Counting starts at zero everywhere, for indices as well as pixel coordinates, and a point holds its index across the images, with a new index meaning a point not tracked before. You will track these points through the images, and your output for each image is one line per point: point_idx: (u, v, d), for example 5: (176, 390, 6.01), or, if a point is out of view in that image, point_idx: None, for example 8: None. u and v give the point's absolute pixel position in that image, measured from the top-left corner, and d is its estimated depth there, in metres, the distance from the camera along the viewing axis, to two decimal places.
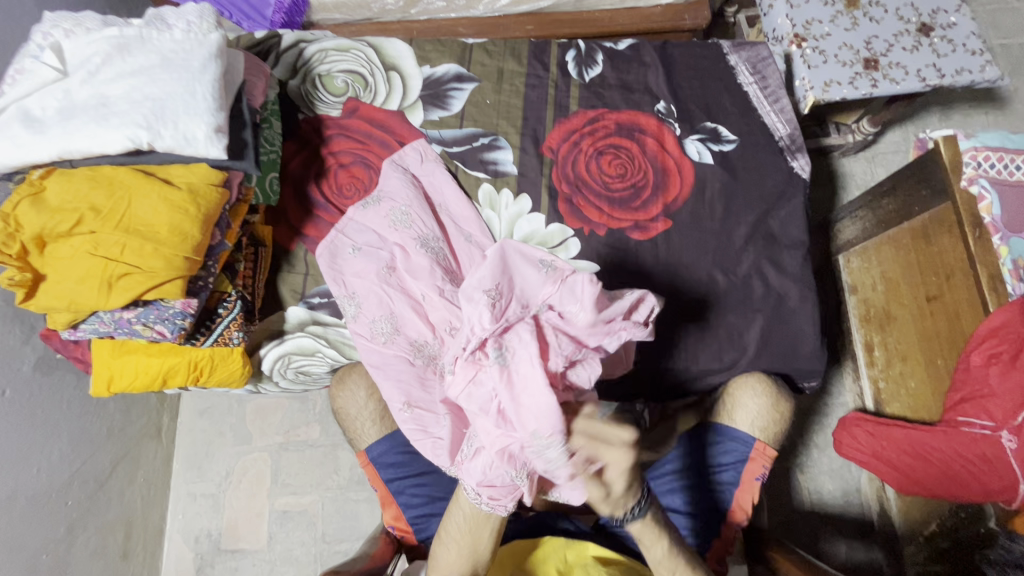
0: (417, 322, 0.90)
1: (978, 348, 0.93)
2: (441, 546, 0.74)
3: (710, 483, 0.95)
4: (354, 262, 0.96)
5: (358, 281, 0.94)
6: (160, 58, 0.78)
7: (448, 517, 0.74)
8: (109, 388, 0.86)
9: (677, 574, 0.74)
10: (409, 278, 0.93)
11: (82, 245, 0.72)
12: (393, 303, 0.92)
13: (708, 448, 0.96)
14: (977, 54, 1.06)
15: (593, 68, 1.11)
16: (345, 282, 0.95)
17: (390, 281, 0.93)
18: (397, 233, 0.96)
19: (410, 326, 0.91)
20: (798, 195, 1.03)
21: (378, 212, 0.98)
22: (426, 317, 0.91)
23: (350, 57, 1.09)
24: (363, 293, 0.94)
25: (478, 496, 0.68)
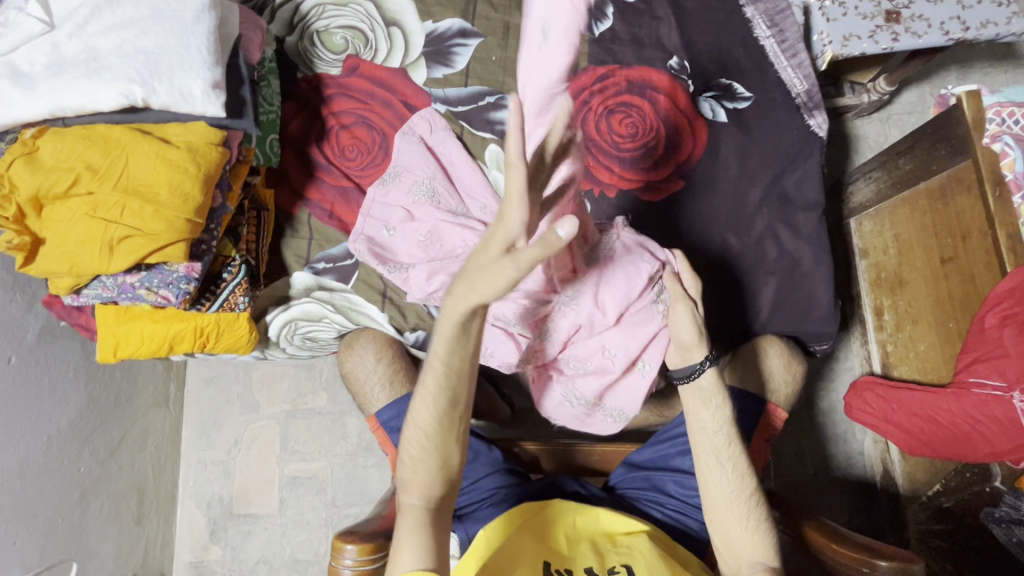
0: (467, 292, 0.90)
1: (994, 309, 0.93)
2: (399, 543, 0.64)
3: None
4: (394, 241, 0.93)
5: (407, 252, 0.92)
6: (150, 8, 0.74)
7: (404, 439, 0.67)
8: (115, 354, 0.85)
9: (720, 446, 0.78)
10: (449, 245, 0.90)
11: (80, 207, 0.69)
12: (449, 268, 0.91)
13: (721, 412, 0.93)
14: (1003, 6, 1.01)
15: (603, 22, 1.06)
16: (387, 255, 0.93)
17: (432, 249, 0.90)
18: (423, 206, 0.92)
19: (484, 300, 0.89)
20: (814, 154, 1.00)
21: (399, 187, 0.94)
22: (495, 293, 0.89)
23: (349, 12, 1.04)
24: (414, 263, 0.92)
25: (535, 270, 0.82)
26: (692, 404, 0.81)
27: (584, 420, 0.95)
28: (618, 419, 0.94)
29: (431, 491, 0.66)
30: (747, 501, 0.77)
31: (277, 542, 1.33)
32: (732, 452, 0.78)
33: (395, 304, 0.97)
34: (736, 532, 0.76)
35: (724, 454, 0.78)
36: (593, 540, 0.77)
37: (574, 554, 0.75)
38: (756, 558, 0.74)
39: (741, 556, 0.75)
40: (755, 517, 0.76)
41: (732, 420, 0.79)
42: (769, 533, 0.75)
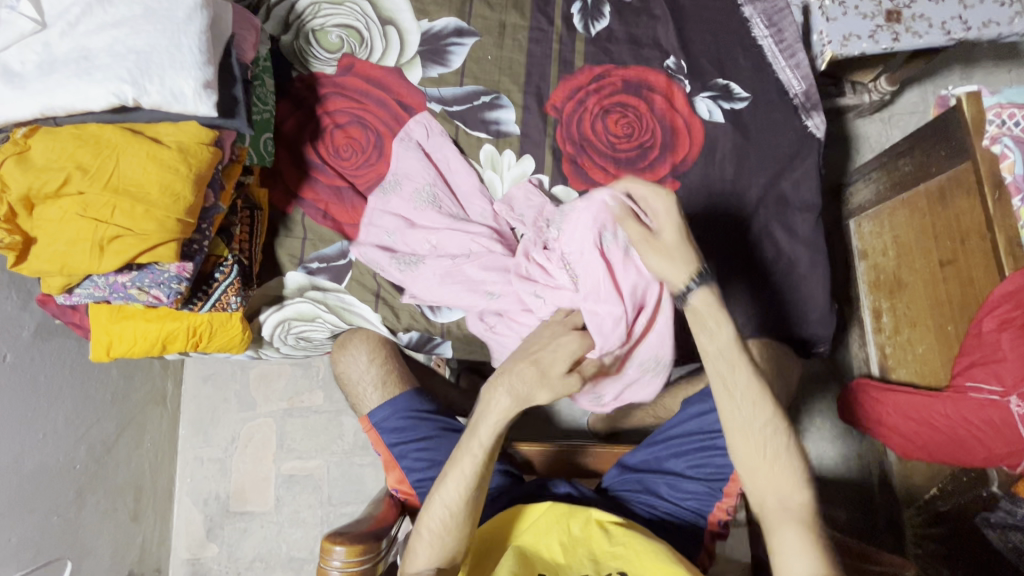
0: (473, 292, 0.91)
1: (992, 313, 0.91)
2: (420, 540, 0.72)
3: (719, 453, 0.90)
4: (398, 246, 0.95)
5: (408, 246, 0.94)
6: (142, 8, 0.74)
7: (424, 514, 0.73)
8: (108, 353, 0.86)
9: (732, 368, 0.70)
10: (449, 247, 0.93)
11: (70, 206, 0.69)
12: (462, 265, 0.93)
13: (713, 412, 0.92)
14: (1006, 5, 1.00)
15: (600, 21, 1.06)
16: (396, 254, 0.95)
17: (434, 252, 0.93)
18: (423, 212, 0.95)
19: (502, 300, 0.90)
20: (812, 155, 1.00)
21: (400, 195, 0.96)
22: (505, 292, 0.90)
23: (344, 10, 1.03)
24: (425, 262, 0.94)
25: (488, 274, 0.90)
26: (697, 332, 0.71)
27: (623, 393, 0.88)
28: (657, 372, 0.86)
29: (439, 560, 0.71)
30: (765, 430, 0.69)
31: (273, 540, 1.33)
32: (747, 382, 0.70)
33: (389, 304, 0.96)
34: (773, 520, 0.68)
35: (739, 380, 0.70)
36: (588, 548, 0.73)
37: (569, 560, 0.72)
38: (798, 559, 0.65)
39: (764, 488, 0.69)
40: (775, 446, 0.68)
41: (737, 344, 0.71)
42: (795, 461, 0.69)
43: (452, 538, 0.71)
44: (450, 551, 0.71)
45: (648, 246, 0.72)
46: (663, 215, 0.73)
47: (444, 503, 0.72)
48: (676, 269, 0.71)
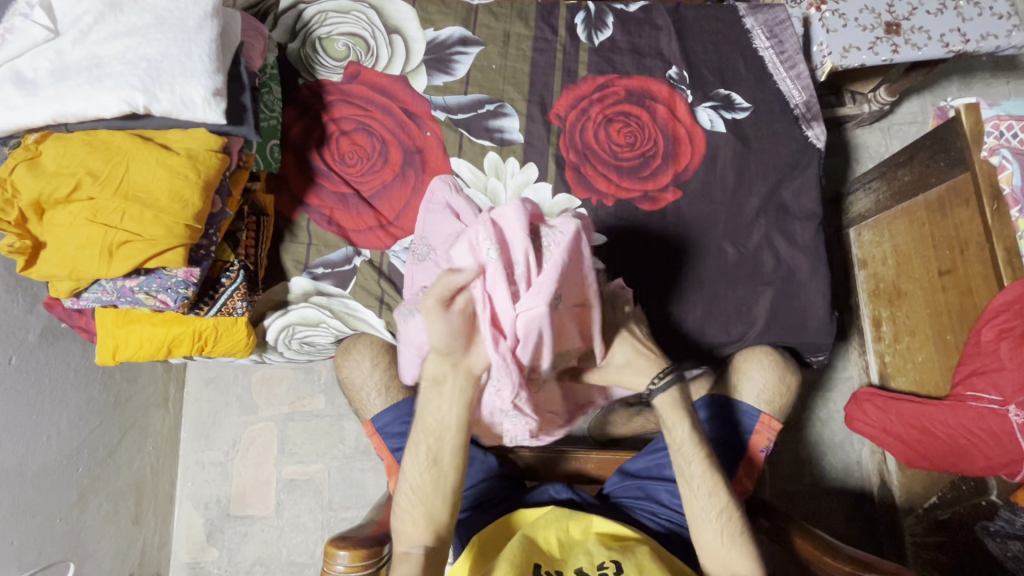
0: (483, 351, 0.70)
1: (990, 324, 0.93)
2: (397, 519, 0.74)
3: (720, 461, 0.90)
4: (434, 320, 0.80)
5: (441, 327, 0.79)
6: (154, 17, 0.75)
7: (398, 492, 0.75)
8: (114, 357, 0.86)
9: (693, 460, 0.76)
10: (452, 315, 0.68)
11: (81, 212, 0.70)
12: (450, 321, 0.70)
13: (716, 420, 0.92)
14: (1003, 18, 1.01)
15: (603, 32, 1.07)
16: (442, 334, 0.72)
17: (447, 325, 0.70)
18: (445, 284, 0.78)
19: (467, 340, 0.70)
20: (812, 164, 1.01)
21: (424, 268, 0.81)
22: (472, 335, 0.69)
23: (351, 19, 1.05)
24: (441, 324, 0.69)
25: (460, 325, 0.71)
26: (664, 425, 0.78)
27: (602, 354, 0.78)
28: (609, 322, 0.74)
29: (420, 540, 0.73)
30: (719, 519, 0.75)
31: (273, 545, 1.34)
32: (703, 471, 0.76)
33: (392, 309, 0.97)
34: (715, 548, 0.74)
35: (696, 470, 0.76)
36: (584, 546, 0.75)
37: (566, 556, 0.73)
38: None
39: (717, 570, 0.74)
40: (730, 531, 0.74)
41: (695, 438, 0.77)
42: (746, 546, 0.74)
43: (421, 514, 0.73)
44: (423, 528, 0.73)
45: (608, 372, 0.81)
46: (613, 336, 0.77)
47: (408, 481, 0.74)
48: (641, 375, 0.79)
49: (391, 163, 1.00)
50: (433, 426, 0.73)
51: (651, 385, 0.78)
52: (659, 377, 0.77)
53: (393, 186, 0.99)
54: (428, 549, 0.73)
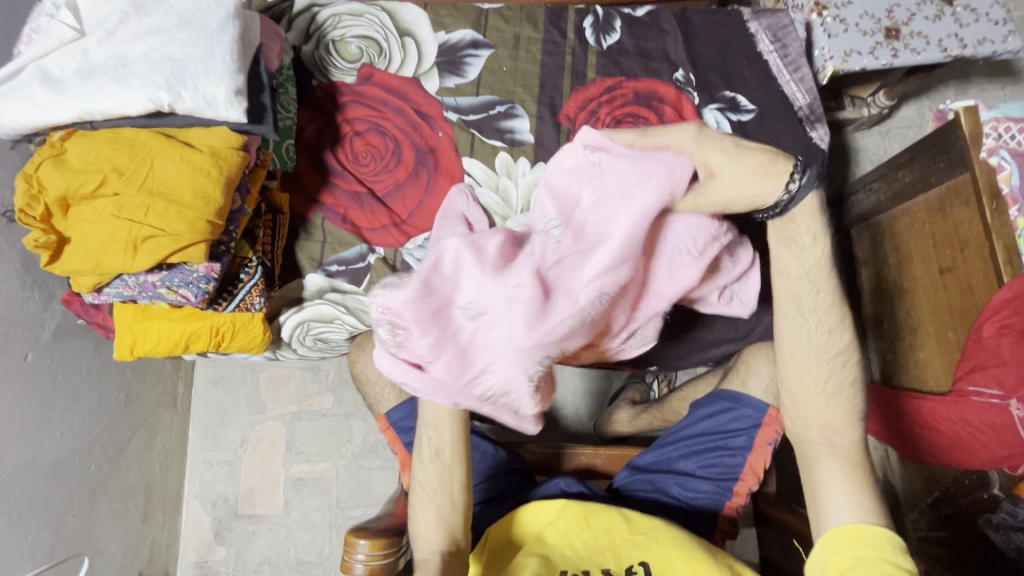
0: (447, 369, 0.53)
1: (992, 319, 0.94)
2: (415, 521, 0.76)
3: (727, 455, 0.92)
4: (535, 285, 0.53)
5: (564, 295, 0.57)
6: (177, 18, 0.77)
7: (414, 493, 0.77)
8: (132, 352, 0.87)
9: (819, 294, 0.69)
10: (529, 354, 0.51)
11: (106, 207, 0.71)
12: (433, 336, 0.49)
13: (721, 415, 0.95)
14: (1000, 24, 1.04)
15: (611, 35, 1.09)
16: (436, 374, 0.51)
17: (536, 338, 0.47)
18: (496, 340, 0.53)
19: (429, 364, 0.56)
20: (816, 165, 1.03)
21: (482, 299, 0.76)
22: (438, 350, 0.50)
23: (364, 22, 1.07)
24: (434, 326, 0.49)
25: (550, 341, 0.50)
26: (777, 259, 0.70)
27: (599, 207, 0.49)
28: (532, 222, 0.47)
29: (433, 543, 0.74)
30: (829, 370, 0.71)
31: (281, 543, 1.34)
32: (821, 313, 0.70)
33: None
34: (813, 394, 0.71)
35: (812, 307, 0.70)
36: (608, 542, 0.74)
37: (588, 555, 0.73)
38: (828, 422, 0.71)
39: (812, 420, 0.71)
40: (836, 381, 0.70)
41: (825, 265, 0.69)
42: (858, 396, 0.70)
43: (434, 515, 0.75)
44: (439, 525, 0.75)
45: (721, 182, 0.59)
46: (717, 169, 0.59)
47: (421, 481, 0.76)
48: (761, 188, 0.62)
49: (404, 163, 1.01)
50: (431, 417, 0.75)
51: (786, 191, 0.63)
52: (795, 177, 0.63)
53: (406, 185, 1.01)
54: (444, 551, 0.74)
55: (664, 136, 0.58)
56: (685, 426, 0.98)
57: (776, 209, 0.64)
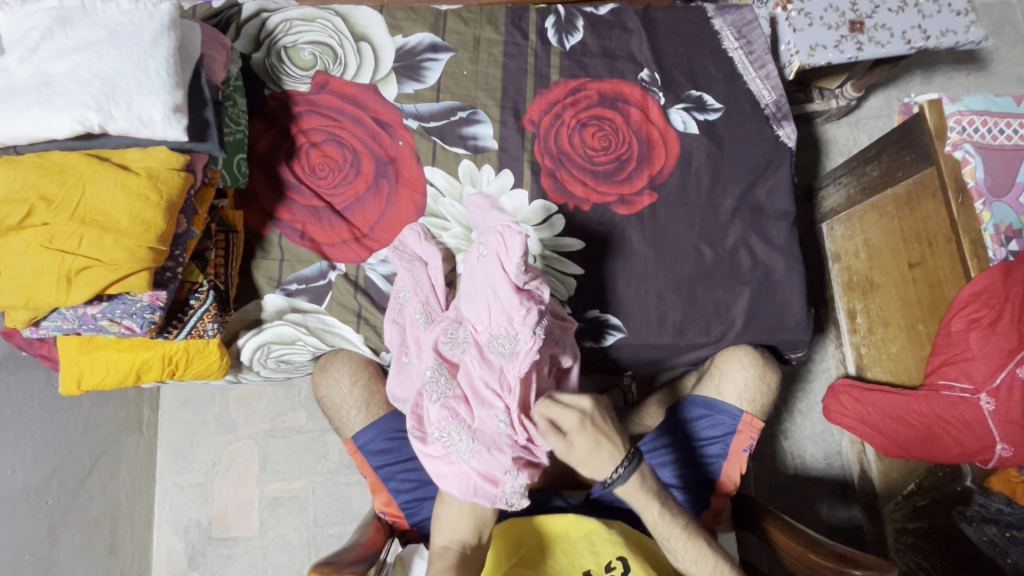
0: (512, 453, 0.70)
1: (960, 314, 0.95)
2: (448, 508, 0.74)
3: (697, 456, 0.95)
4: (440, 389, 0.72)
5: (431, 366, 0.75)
6: (106, 31, 0.71)
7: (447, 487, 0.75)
8: (79, 386, 0.83)
9: (671, 536, 0.75)
10: (445, 345, 0.76)
11: (34, 238, 0.67)
12: (461, 416, 0.70)
13: (689, 422, 0.96)
14: (962, 15, 1.04)
15: (573, 35, 1.06)
16: (499, 478, 0.69)
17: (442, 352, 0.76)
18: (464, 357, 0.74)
19: (446, 477, 0.70)
20: (784, 164, 1.02)
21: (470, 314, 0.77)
22: (479, 441, 0.69)
23: (316, 27, 1.02)
24: (441, 405, 0.71)
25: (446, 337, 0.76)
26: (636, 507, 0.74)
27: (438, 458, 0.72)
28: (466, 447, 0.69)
29: (461, 536, 0.74)
30: (706, 567, 0.76)
31: (258, 565, 1.30)
32: (686, 544, 0.76)
33: (371, 324, 0.95)
34: None
35: (678, 541, 0.76)
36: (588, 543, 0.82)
37: (571, 559, 0.81)
38: None
39: None
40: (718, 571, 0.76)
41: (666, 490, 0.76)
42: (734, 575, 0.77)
43: (469, 505, 0.73)
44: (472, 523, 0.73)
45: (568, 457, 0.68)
46: (576, 431, 0.67)
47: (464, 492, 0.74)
48: (598, 470, 0.69)
49: (363, 174, 0.98)
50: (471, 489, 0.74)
51: (614, 474, 0.69)
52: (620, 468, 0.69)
53: (366, 198, 0.97)
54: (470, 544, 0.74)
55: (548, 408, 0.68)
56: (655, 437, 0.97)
57: (606, 484, 0.70)
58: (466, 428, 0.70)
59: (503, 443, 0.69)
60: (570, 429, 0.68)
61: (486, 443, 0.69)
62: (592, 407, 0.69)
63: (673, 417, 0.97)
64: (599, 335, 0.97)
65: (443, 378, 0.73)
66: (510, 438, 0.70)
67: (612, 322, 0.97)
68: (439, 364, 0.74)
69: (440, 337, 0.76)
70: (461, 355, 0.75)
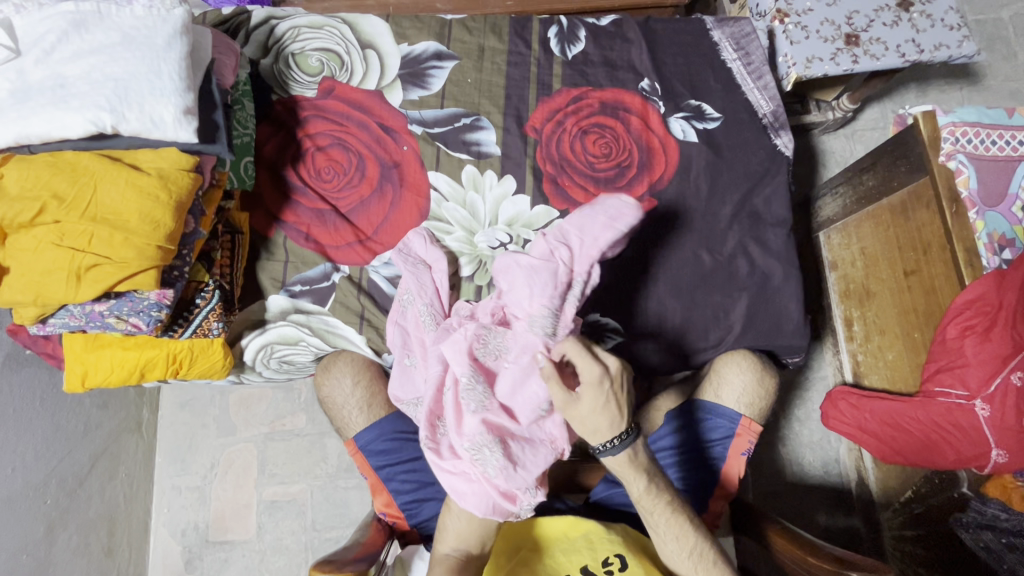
0: (536, 473, 0.72)
1: (955, 321, 0.96)
2: (450, 517, 0.76)
3: (704, 458, 0.95)
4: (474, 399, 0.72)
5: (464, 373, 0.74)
6: (120, 35, 0.73)
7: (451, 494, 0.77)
8: (83, 383, 0.83)
9: (656, 510, 0.76)
10: (480, 351, 0.75)
11: (45, 235, 0.68)
12: (494, 430, 0.71)
13: (698, 423, 0.96)
14: (954, 29, 1.07)
15: (575, 45, 1.09)
16: (518, 495, 0.71)
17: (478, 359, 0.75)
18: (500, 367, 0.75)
19: (466, 495, 0.71)
20: (781, 172, 1.04)
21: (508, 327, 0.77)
22: (508, 460, 0.70)
23: (324, 34, 1.05)
24: (476, 417, 0.71)
25: (483, 345, 0.75)
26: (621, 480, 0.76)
27: (461, 467, 0.73)
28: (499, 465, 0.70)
29: (463, 543, 0.76)
30: (692, 555, 0.76)
31: (255, 569, 1.29)
32: (669, 522, 0.76)
33: (374, 326, 0.96)
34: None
35: (662, 519, 0.76)
36: (587, 543, 0.82)
37: (569, 558, 0.81)
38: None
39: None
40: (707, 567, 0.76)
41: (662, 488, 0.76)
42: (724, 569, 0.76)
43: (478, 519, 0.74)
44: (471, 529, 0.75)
45: (567, 410, 0.70)
46: (588, 385, 0.69)
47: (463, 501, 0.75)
48: (594, 432, 0.70)
49: (368, 178, 0.99)
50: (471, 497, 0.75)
51: (607, 443, 0.71)
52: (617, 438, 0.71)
53: (371, 201, 0.99)
54: (471, 550, 0.76)
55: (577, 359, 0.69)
56: (657, 440, 0.97)
57: (597, 451, 0.72)
58: (498, 444, 0.71)
59: (529, 460, 0.72)
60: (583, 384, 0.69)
61: (514, 460, 0.71)
62: (617, 371, 0.70)
63: (674, 421, 0.97)
64: (599, 339, 0.98)
65: (479, 386, 0.73)
66: (540, 459, 0.73)
67: (613, 326, 0.98)
68: (475, 373, 0.73)
69: (473, 343, 0.75)
70: (494, 362, 0.76)
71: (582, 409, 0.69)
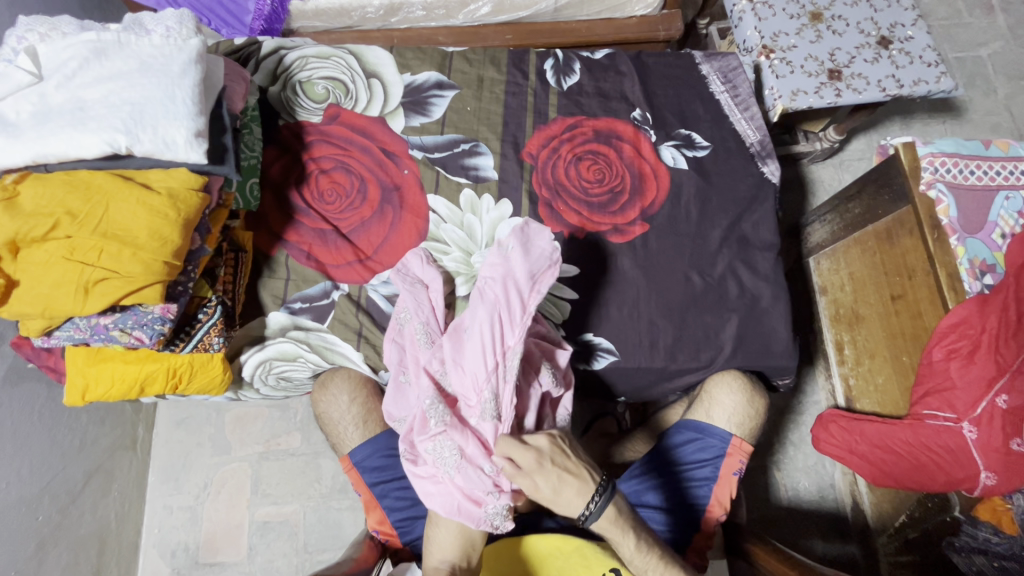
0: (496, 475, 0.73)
1: (940, 343, 0.98)
2: (441, 534, 0.77)
3: (688, 479, 0.96)
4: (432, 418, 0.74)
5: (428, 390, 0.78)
6: (138, 62, 0.77)
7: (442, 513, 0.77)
8: (84, 397, 0.85)
9: (649, 568, 0.77)
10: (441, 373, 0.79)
11: (57, 250, 0.71)
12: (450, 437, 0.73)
13: (685, 444, 0.98)
14: (932, 66, 1.12)
15: (571, 77, 1.14)
16: (483, 498, 0.73)
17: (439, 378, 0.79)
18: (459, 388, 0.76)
19: (433, 495, 0.74)
20: (769, 199, 1.07)
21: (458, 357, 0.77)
22: (466, 460, 0.72)
23: (330, 64, 1.10)
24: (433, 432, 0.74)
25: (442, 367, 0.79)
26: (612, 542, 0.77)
27: (430, 476, 0.75)
28: (455, 469, 0.72)
29: (454, 557, 0.76)
30: None
31: None
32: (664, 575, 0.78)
33: (371, 343, 0.98)
34: None
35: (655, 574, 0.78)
36: (580, 562, 0.82)
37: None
38: None
39: None
40: None
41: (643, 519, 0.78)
42: None
43: (457, 525, 0.75)
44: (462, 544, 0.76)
45: (539, 497, 0.72)
46: (535, 471, 0.71)
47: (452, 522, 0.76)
48: (570, 506, 0.72)
49: (369, 201, 1.03)
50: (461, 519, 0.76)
51: (585, 511, 0.73)
52: (594, 499, 0.73)
53: (371, 223, 1.02)
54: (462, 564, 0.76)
55: (512, 449, 0.72)
56: (641, 462, 0.99)
57: (581, 520, 0.74)
58: (455, 449, 0.73)
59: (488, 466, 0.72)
60: (532, 474, 0.71)
61: (473, 466, 0.72)
62: (550, 444, 0.74)
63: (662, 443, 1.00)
64: (590, 357, 1.00)
65: (440, 405, 0.75)
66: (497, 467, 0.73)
67: (604, 345, 1.00)
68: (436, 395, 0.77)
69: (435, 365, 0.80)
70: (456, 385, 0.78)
71: (548, 495, 0.72)
